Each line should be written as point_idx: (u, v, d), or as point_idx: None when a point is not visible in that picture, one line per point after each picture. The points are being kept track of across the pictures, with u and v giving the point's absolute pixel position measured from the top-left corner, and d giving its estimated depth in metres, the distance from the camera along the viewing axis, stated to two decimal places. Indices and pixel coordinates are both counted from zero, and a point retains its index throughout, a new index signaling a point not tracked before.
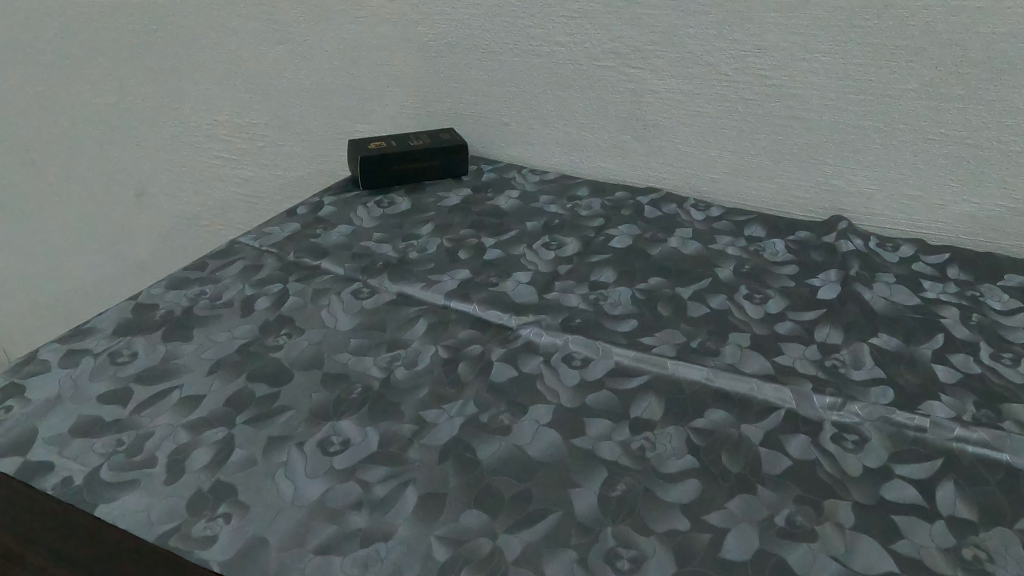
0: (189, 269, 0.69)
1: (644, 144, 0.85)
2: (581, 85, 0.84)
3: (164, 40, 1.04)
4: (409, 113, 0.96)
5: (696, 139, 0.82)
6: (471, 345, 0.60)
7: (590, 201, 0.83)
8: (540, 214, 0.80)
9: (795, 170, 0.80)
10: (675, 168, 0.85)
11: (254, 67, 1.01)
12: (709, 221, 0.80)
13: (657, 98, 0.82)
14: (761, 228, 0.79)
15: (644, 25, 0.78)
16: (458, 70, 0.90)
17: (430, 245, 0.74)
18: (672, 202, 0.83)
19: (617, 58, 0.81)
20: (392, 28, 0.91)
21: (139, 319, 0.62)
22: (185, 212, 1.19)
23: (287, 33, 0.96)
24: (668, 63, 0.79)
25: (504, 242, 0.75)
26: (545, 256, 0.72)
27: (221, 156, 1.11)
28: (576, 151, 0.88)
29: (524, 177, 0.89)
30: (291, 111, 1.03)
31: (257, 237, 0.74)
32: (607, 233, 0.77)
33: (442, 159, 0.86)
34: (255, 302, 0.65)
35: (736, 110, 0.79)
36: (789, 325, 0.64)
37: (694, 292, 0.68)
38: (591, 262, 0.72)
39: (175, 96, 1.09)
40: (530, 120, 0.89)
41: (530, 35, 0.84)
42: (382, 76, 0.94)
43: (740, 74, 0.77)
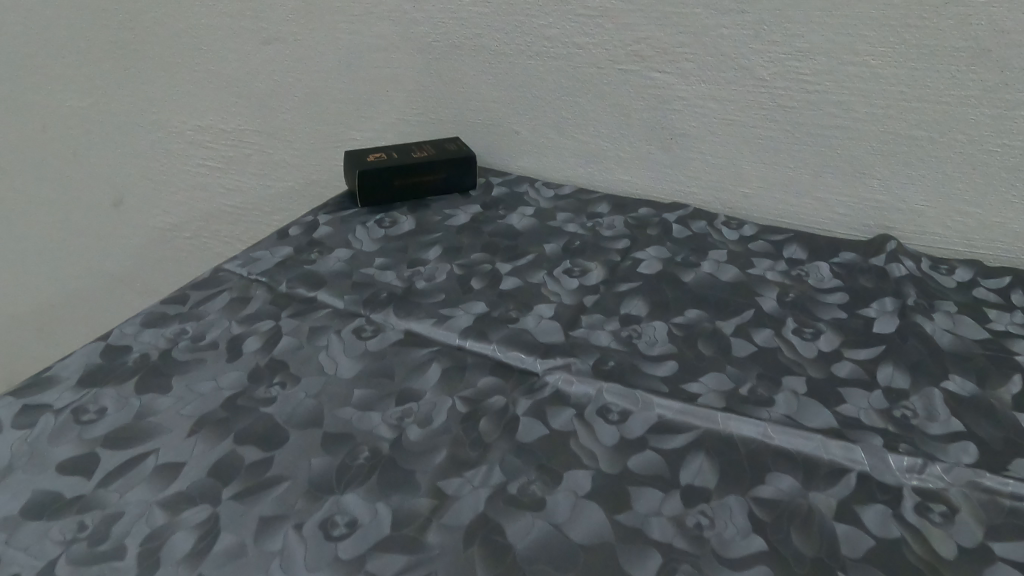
0: (169, 303, 0.61)
1: (669, 155, 0.77)
2: (600, 90, 0.77)
3: (141, 38, 0.95)
4: (410, 120, 0.88)
5: (728, 150, 0.75)
6: (492, 396, 0.52)
7: (612, 219, 0.76)
8: (558, 235, 0.73)
9: (838, 185, 0.72)
10: (704, 182, 0.77)
11: (240, 69, 0.93)
12: (744, 242, 0.73)
13: (685, 106, 0.74)
14: (802, 250, 0.71)
15: (673, 25, 0.71)
16: (464, 74, 0.82)
17: (438, 272, 0.66)
18: (702, 220, 0.76)
19: (641, 61, 0.74)
20: (391, 26, 0.82)
21: (110, 365, 0.54)
22: (167, 222, 1.10)
23: (276, 33, 0.88)
24: (698, 67, 0.72)
25: (521, 268, 0.67)
26: (567, 285, 0.65)
27: (205, 164, 1.03)
28: (594, 162, 0.81)
29: (538, 191, 0.81)
30: (280, 117, 0.94)
31: (245, 264, 0.66)
32: (634, 256, 0.70)
33: (448, 172, 0.78)
34: (243, 344, 0.57)
35: (773, 119, 0.71)
36: (847, 365, 0.57)
37: (737, 327, 0.61)
38: (619, 293, 0.64)
39: (154, 100, 1.00)
40: (544, 129, 0.81)
41: (544, 36, 0.76)
42: (379, 80, 0.86)
43: (779, 80, 0.70)
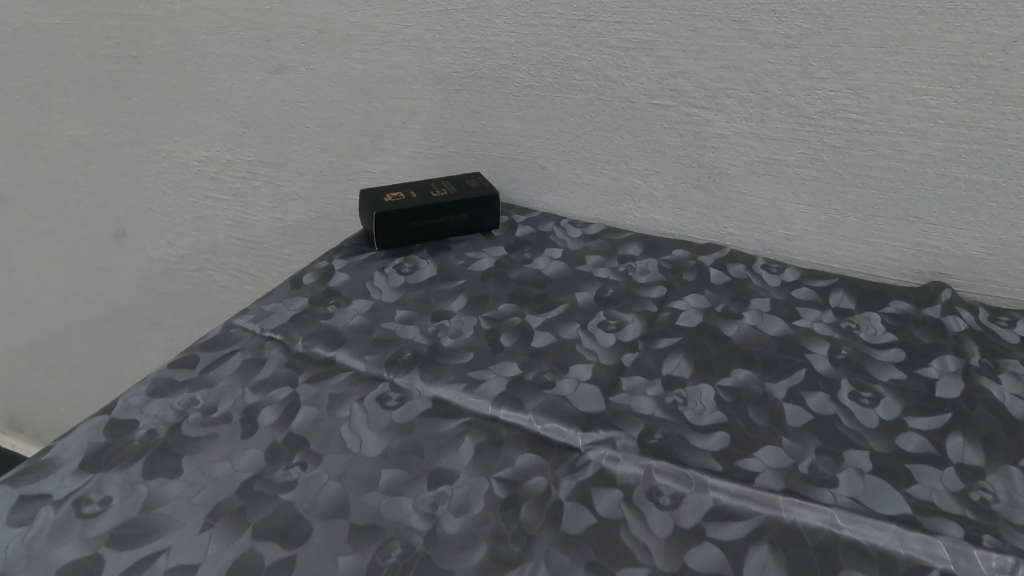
0: (178, 367, 0.57)
1: (706, 194, 0.73)
2: (633, 125, 0.72)
3: (144, 66, 0.91)
4: (427, 153, 0.84)
5: (769, 190, 0.71)
6: (531, 477, 0.48)
7: (645, 263, 0.72)
8: (589, 282, 0.69)
9: (887, 228, 0.68)
10: (742, 223, 0.73)
11: (249, 98, 0.89)
12: (786, 288, 0.69)
13: (723, 143, 0.70)
14: (848, 298, 0.67)
15: (713, 59, 0.67)
16: (486, 107, 0.78)
17: (464, 327, 0.62)
18: (741, 263, 0.72)
19: (678, 96, 0.69)
20: (409, 56, 0.78)
21: (115, 444, 0.49)
22: (172, 254, 1.06)
23: (287, 62, 0.84)
24: (739, 103, 0.68)
25: (553, 321, 0.63)
26: (603, 342, 0.61)
27: (211, 195, 0.99)
28: (623, 200, 0.77)
29: (564, 230, 0.77)
30: (291, 148, 0.90)
31: (258, 319, 0.62)
32: (672, 306, 0.66)
33: (470, 212, 0.74)
34: (259, 415, 0.52)
35: (820, 158, 0.67)
36: (913, 436, 0.52)
37: (789, 389, 0.56)
38: (660, 350, 0.60)
39: (158, 129, 0.96)
40: (571, 165, 0.77)
41: (573, 68, 0.72)
42: (396, 112, 0.82)
43: (827, 118, 0.65)
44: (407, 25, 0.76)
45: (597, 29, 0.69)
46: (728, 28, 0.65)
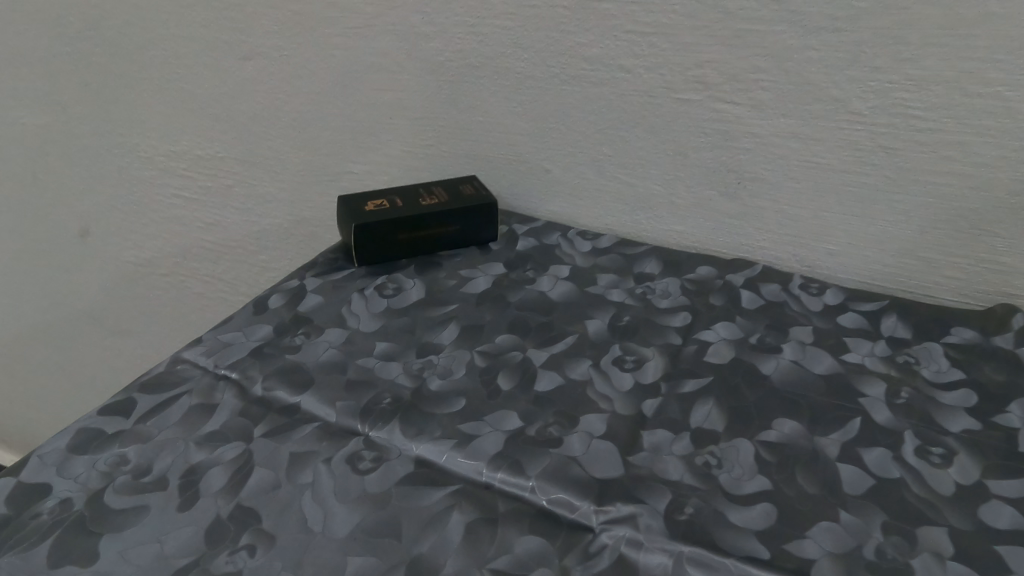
0: (110, 415, 0.47)
1: (735, 203, 0.63)
2: (651, 123, 0.62)
3: (101, 50, 0.81)
4: (416, 153, 0.74)
5: (809, 199, 0.60)
6: (534, 568, 0.39)
7: (665, 283, 0.62)
8: (600, 307, 0.59)
9: (949, 242, 0.58)
10: (776, 236, 0.63)
11: (216, 88, 0.79)
12: (829, 313, 0.59)
13: (757, 144, 0.60)
14: (903, 325, 0.57)
15: (746, 45, 0.56)
16: (482, 100, 0.68)
17: (456, 366, 0.53)
18: (776, 283, 0.62)
19: (704, 89, 0.59)
20: (394, 42, 0.68)
21: (19, 520, 0.40)
22: (140, 258, 0.96)
23: (257, 47, 0.74)
24: (777, 97, 0.57)
25: (559, 358, 0.54)
26: (619, 385, 0.51)
27: (179, 195, 0.89)
28: (640, 208, 0.67)
29: (571, 243, 0.67)
30: (265, 144, 0.80)
31: (211, 353, 0.53)
32: (698, 338, 0.56)
33: (463, 222, 0.65)
34: (201, 480, 0.43)
35: (871, 162, 0.57)
36: (1002, 507, 0.42)
37: (842, 444, 0.47)
38: (686, 396, 0.51)
39: (120, 121, 0.86)
40: (579, 168, 0.67)
41: (581, 56, 0.62)
42: (381, 105, 0.72)
43: (881, 114, 0.55)
44: (391, 5, 0.66)
45: (611, 9, 0.59)
46: (766, 8, 0.54)
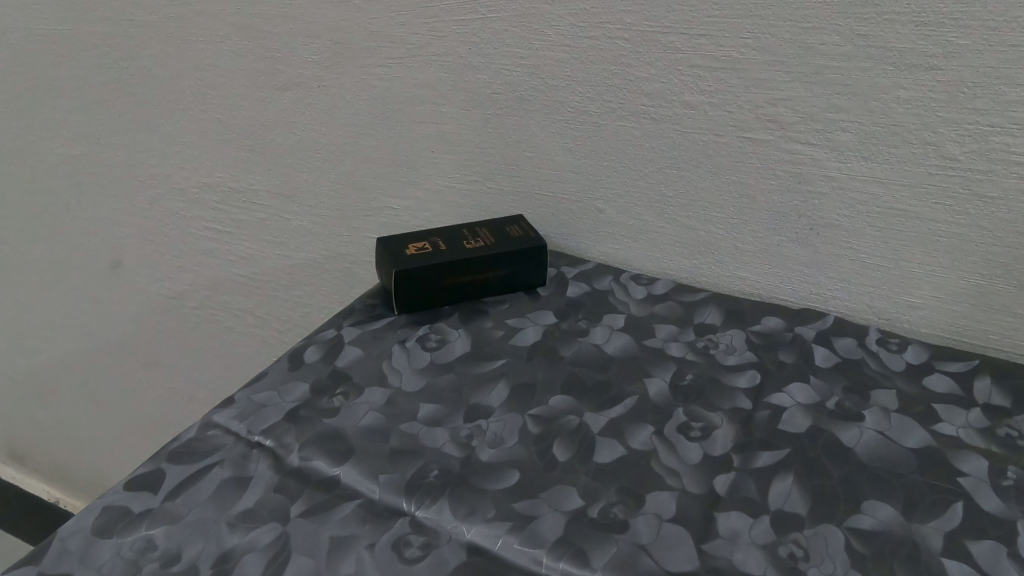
0: (138, 490, 0.44)
1: (807, 249, 0.59)
2: (716, 162, 0.58)
3: (136, 79, 0.79)
4: (459, 189, 0.70)
5: (891, 247, 0.56)
6: None
7: (729, 336, 0.57)
8: (661, 364, 0.55)
9: None
10: (852, 285, 0.58)
11: (252, 118, 0.76)
12: (914, 374, 0.54)
13: (834, 187, 0.55)
14: (999, 390, 0.52)
15: (826, 82, 0.52)
16: (532, 136, 0.64)
17: (506, 432, 0.48)
18: (851, 337, 0.57)
19: (777, 128, 0.55)
20: (439, 73, 0.65)
21: None
22: (169, 290, 0.93)
23: (295, 77, 0.71)
24: (860, 138, 0.53)
25: (619, 424, 0.49)
26: (687, 457, 0.47)
27: (211, 226, 0.86)
28: (700, 252, 0.62)
29: (625, 288, 0.63)
30: (300, 177, 0.77)
31: (244, 415, 0.49)
32: (770, 402, 0.51)
33: (512, 266, 0.60)
34: (235, 570, 0.39)
35: (964, 211, 0.52)
36: None
37: (946, 534, 0.41)
38: (762, 470, 0.46)
39: (152, 151, 0.83)
40: (634, 209, 0.63)
41: (642, 91, 0.58)
42: (424, 138, 0.68)
43: (978, 160, 0.50)
44: (438, 35, 0.63)
45: (676, 43, 0.55)
46: (850, 44, 0.50)
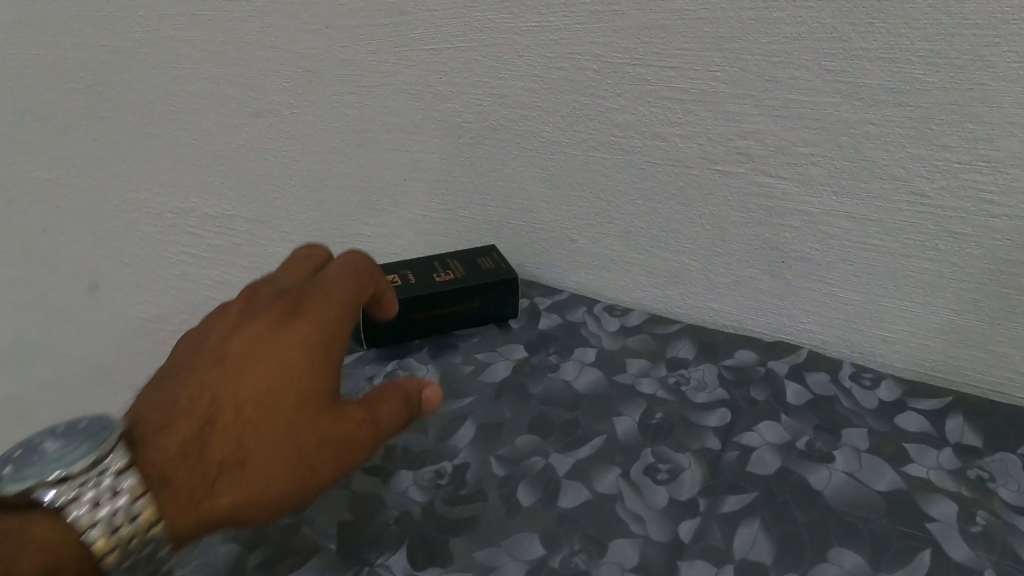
0: None
1: (779, 282, 0.58)
2: (688, 195, 0.57)
3: (110, 104, 0.78)
4: (432, 218, 0.69)
5: (863, 282, 0.55)
6: None
7: (700, 371, 0.57)
8: (631, 402, 0.54)
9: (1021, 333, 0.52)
10: (825, 319, 0.58)
11: (225, 143, 0.75)
12: (886, 412, 0.53)
13: (806, 222, 0.55)
14: (971, 430, 0.51)
15: (796, 117, 0.51)
16: (504, 165, 0.63)
17: (471, 475, 0.48)
18: (824, 372, 0.57)
19: (747, 162, 0.54)
20: (410, 102, 0.64)
21: None
22: (144, 314, 0.92)
23: (267, 103, 0.70)
24: (830, 173, 0.52)
25: (585, 466, 0.49)
26: (653, 501, 0.46)
27: (186, 251, 0.85)
28: (673, 283, 0.62)
29: (598, 320, 0.63)
30: (275, 203, 0.76)
31: None
32: (739, 442, 0.51)
33: (482, 299, 0.60)
34: None
35: (935, 247, 0.51)
36: None
37: None
38: (728, 515, 0.45)
39: (126, 175, 0.82)
40: (607, 239, 0.62)
41: (612, 122, 0.57)
42: (397, 166, 0.68)
43: (948, 197, 0.50)
44: (408, 64, 0.62)
45: (645, 75, 0.54)
46: (819, 79, 0.49)
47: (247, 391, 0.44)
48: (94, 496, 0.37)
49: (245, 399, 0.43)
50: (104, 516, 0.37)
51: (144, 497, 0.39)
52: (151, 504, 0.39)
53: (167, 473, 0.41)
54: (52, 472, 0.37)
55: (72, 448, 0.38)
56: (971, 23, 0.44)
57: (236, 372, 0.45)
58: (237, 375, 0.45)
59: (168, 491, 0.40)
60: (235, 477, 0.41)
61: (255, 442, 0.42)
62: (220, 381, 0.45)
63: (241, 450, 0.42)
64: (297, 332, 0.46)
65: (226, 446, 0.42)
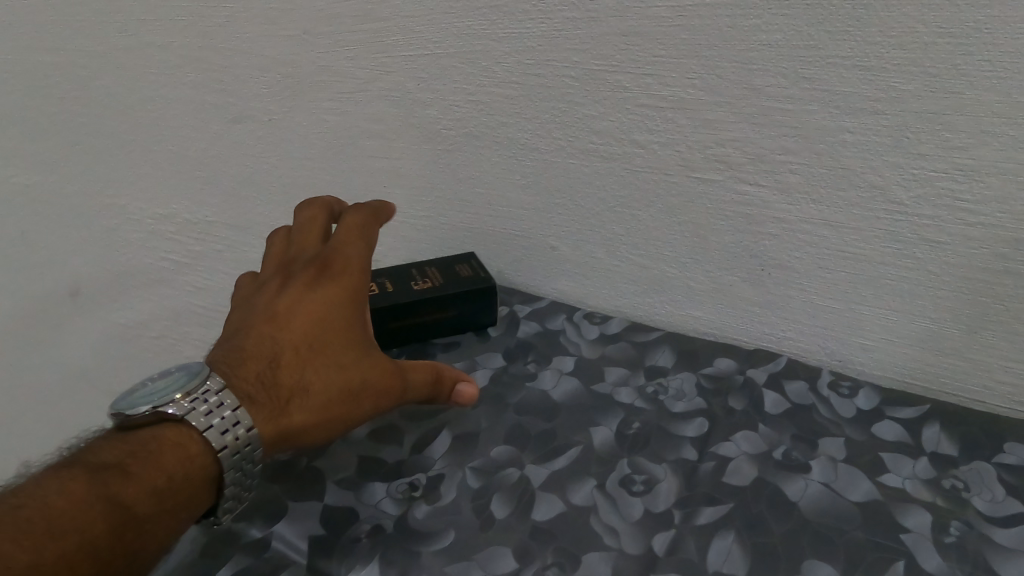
0: None
1: (758, 290, 0.58)
2: (667, 203, 0.57)
3: (89, 108, 0.77)
4: (413, 225, 0.69)
5: (841, 290, 0.55)
6: None
7: (679, 379, 0.57)
8: (608, 412, 0.54)
9: (998, 342, 0.52)
10: (804, 327, 0.58)
11: (204, 148, 0.74)
12: (863, 421, 0.53)
13: (784, 230, 0.54)
14: (948, 438, 0.51)
15: (774, 124, 0.51)
16: (484, 172, 0.63)
17: (445, 487, 0.48)
18: (802, 380, 0.56)
19: (725, 169, 0.54)
20: (389, 108, 0.63)
21: None
22: (125, 320, 0.91)
23: (246, 109, 0.70)
24: (808, 181, 0.52)
25: (560, 477, 0.48)
26: (628, 513, 0.46)
27: (167, 256, 0.84)
28: (653, 291, 0.62)
29: (578, 328, 0.63)
30: (255, 209, 0.76)
31: None
32: (716, 452, 0.50)
33: (460, 307, 0.60)
34: None
35: (911, 255, 0.51)
36: None
37: None
38: (703, 528, 0.45)
39: (106, 180, 0.82)
40: (587, 247, 0.62)
41: (590, 129, 0.57)
42: (376, 173, 0.67)
43: (925, 205, 0.49)
44: (386, 70, 0.62)
45: (622, 82, 0.54)
46: (796, 87, 0.49)
47: (300, 329, 0.49)
48: (214, 409, 0.44)
49: (301, 335, 0.49)
50: (226, 423, 0.43)
51: (246, 416, 0.44)
52: (248, 420, 0.44)
53: (249, 399, 0.46)
54: (167, 395, 0.44)
55: (174, 379, 0.45)
56: (946, 32, 0.44)
57: (284, 320, 0.50)
58: (287, 320, 0.50)
59: (254, 411, 0.45)
60: (307, 397, 0.47)
61: (317, 367, 0.48)
62: (274, 328, 0.50)
63: (307, 374, 0.48)
64: (330, 280, 0.52)
65: (293, 374, 0.48)
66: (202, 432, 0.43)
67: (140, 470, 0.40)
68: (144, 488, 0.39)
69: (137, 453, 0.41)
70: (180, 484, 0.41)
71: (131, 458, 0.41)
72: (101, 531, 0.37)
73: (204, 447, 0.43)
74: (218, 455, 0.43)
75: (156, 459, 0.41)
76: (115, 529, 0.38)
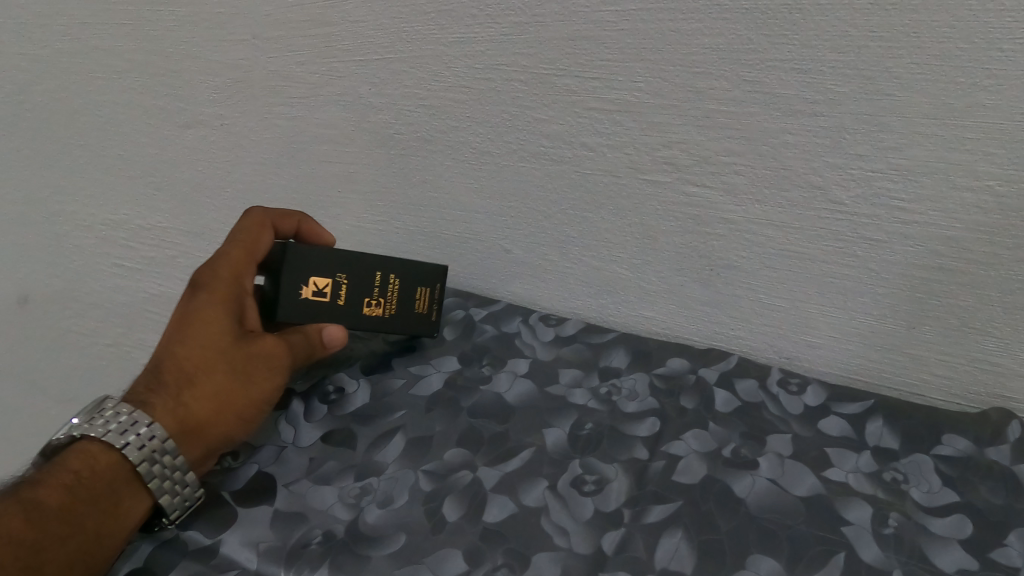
0: None
1: (708, 290, 0.59)
2: (618, 204, 0.58)
3: (37, 113, 0.76)
4: (367, 230, 0.68)
5: (789, 288, 0.56)
6: None
7: (632, 380, 0.58)
8: (561, 414, 0.54)
9: (935, 337, 0.54)
10: (752, 326, 0.59)
11: (157, 153, 0.73)
12: (810, 417, 0.54)
13: (733, 230, 0.55)
14: (891, 432, 0.52)
15: (718, 127, 0.52)
16: (438, 176, 0.63)
17: (397, 491, 0.48)
18: (752, 377, 0.57)
19: (673, 171, 0.55)
20: (342, 112, 0.63)
21: None
22: (78, 329, 0.88)
23: (198, 113, 0.69)
24: (754, 183, 0.53)
25: (512, 479, 0.48)
26: (579, 514, 0.46)
27: (121, 263, 0.82)
28: (607, 292, 0.62)
29: (533, 331, 0.63)
30: (211, 214, 0.75)
31: None
32: (667, 452, 0.51)
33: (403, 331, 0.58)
34: None
35: (853, 254, 0.53)
36: None
37: None
38: (651, 526, 0.45)
39: (56, 187, 0.80)
40: (540, 249, 0.63)
41: (540, 133, 0.57)
42: (331, 176, 0.67)
43: (865, 204, 0.51)
44: (338, 75, 0.61)
45: (570, 85, 0.55)
46: (737, 89, 0.50)
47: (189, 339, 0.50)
48: (113, 416, 0.45)
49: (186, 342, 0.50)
50: (125, 424, 0.45)
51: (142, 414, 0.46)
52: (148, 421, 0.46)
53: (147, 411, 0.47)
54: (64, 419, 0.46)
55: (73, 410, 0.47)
56: (878, 36, 0.46)
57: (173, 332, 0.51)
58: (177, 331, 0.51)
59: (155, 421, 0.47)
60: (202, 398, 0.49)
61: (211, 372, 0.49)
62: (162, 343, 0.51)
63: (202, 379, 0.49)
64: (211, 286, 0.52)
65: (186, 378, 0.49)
66: (101, 436, 0.44)
67: (45, 475, 0.42)
68: (53, 487, 0.42)
69: (43, 467, 0.43)
70: (89, 476, 0.43)
71: (37, 471, 0.43)
72: (18, 526, 0.39)
73: (107, 446, 0.44)
74: (124, 451, 0.44)
75: (60, 463, 0.43)
76: (32, 523, 0.40)
